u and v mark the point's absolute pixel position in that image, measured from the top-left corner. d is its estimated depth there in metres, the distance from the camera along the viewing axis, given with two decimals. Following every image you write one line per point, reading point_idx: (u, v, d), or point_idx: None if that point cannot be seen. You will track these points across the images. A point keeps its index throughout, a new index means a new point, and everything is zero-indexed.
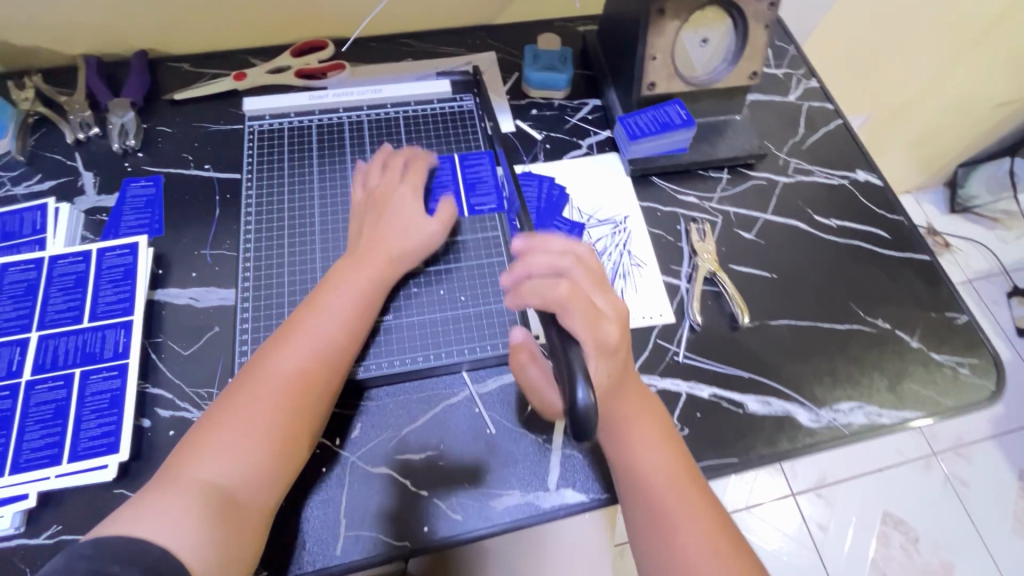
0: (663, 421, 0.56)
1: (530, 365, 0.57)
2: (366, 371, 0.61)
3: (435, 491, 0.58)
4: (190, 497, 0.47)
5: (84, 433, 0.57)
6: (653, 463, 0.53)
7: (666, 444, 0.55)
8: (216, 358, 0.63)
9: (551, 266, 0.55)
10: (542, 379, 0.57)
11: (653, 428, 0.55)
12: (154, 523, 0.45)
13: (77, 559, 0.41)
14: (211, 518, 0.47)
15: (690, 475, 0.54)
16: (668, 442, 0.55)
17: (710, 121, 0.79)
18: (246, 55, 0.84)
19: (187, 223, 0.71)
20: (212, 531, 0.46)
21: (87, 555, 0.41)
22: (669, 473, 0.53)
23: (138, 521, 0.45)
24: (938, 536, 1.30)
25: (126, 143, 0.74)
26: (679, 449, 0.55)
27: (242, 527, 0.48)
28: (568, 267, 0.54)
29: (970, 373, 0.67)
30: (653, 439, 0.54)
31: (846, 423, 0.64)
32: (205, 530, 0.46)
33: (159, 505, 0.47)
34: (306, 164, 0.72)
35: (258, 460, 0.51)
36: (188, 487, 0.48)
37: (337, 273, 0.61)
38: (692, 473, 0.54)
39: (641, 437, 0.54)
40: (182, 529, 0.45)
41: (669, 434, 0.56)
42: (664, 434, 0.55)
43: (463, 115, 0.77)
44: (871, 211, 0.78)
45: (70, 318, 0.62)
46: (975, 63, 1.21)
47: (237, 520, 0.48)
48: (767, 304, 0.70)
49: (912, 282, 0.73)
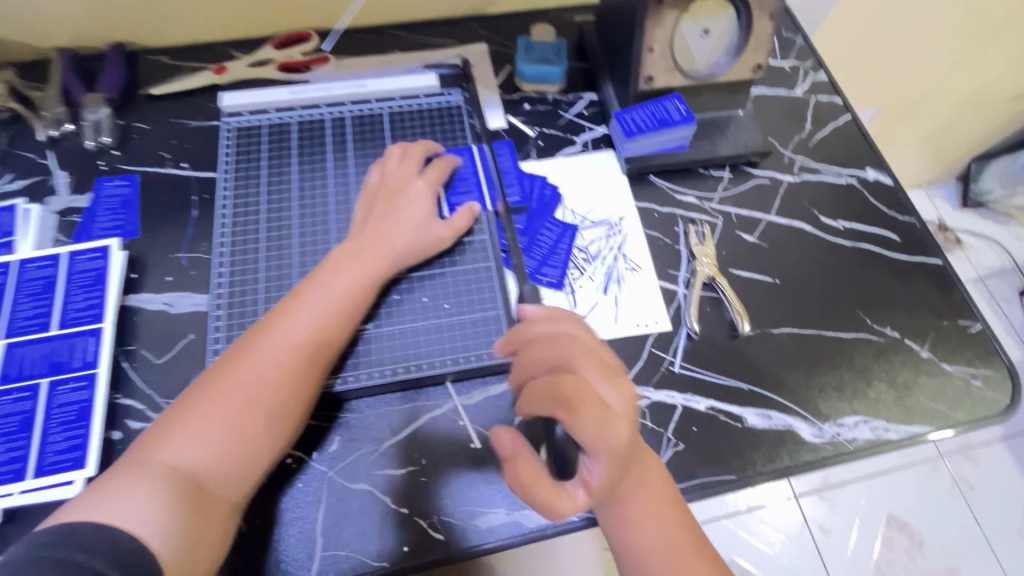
0: (666, 481, 0.52)
1: (536, 479, 0.48)
2: (345, 382, 0.58)
3: (417, 510, 0.55)
4: (156, 482, 0.45)
5: (50, 447, 0.54)
6: (652, 534, 0.50)
7: (669, 514, 0.50)
8: (190, 367, 0.60)
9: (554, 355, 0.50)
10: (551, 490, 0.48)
11: (654, 500, 0.50)
12: (117, 505, 0.43)
13: (37, 547, 0.38)
14: (177, 504, 0.44)
15: (692, 539, 0.50)
16: (671, 510, 0.51)
17: (711, 117, 0.76)
18: (227, 48, 0.81)
19: (164, 225, 0.68)
20: (178, 518, 0.44)
21: (48, 542, 0.38)
22: (667, 544, 0.50)
23: (102, 503, 0.43)
24: (944, 540, 1.27)
25: (101, 139, 0.72)
26: (683, 515, 0.51)
27: (211, 517, 0.46)
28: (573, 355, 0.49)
29: (984, 386, 0.64)
30: (654, 513, 0.50)
31: (850, 438, 0.61)
32: (170, 516, 0.44)
33: (124, 486, 0.44)
34: (285, 163, 0.69)
35: (230, 450, 0.48)
36: (155, 471, 0.45)
37: (331, 263, 0.58)
38: (695, 537, 0.51)
39: (640, 514, 0.50)
40: (147, 514, 0.43)
41: (672, 500, 0.51)
42: (664, 496, 0.51)
43: (451, 111, 0.74)
44: (881, 212, 0.74)
45: (37, 326, 0.59)
46: (992, 53, 1.16)
47: (205, 509, 0.46)
48: (768, 310, 0.67)
49: (923, 288, 0.69)
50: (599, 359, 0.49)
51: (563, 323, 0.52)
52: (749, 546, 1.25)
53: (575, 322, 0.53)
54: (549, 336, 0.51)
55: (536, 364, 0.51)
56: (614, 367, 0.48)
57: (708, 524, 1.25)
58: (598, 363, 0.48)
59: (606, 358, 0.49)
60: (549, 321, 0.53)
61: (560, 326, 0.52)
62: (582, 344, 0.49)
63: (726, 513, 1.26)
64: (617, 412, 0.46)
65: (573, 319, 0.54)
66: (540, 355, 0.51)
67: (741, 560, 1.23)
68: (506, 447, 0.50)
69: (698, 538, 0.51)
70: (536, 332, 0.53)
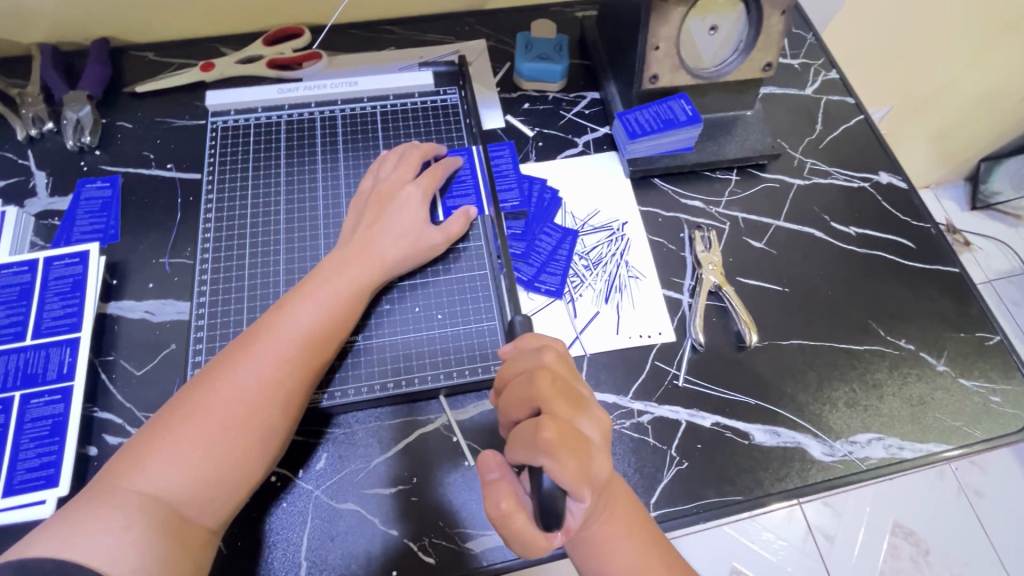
0: (635, 506, 0.50)
1: (516, 511, 0.44)
2: (332, 397, 0.55)
3: (406, 531, 0.53)
4: (131, 513, 0.42)
5: (21, 464, 0.51)
6: (622, 561, 0.48)
7: (637, 534, 0.49)
8: (171, 379, 0.58)
9: (527, 397, 0.45)
10: (529, 524, 0.44)
11: (621, 522, 0.48)
12: (90, 541, 0.40)
13: None
14: (154, 536, 0.41)
15: (664, 561, 0.49)
16: (638, 529, 0.49)
17: (718, 118, 0.73)
18: (216, 44, 0.78)
19: (148, 229, 0.65)
20: (153, 554, 0.41)
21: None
22: (642, 563, 0.48)
23: (71, 538, 0.40)
24: (950, 550, 1.22)
25: (82, 140, 0.69)
26: (650, 530, 0.50)
27: (191, 547, 0.43)
28: (546, 397, 0.44)
29: (1002, 402, 0.61)
30: (622, 535, 0.48)
31: (863, 457, 0.58)
32: (145, 551, 0.41)
33: (95, 519, 0.41)
34: (273, 165, 0.66)
35: (210, 476, 0.45)
36: (129, 500, 0.42)
37: (319, 273, 0.55)
38: (666, 558, 0.49)
39: (609, 539, 0.48)
40: (122, 550, 0.40)
41: (637, 516, 0.49)
42: (634, 520, 0.49)
43: (446, 110, 0.71)
44: (894, 217, 0.71)
45: (12, 335, 0.56)
46: (1007, 53, 1.12)
47: (184, 539, 0.43)
48: (777, 321, 0.64)
49: (939, 298, 0.66)
50: (568, 391, 0.45)
51: (541, 356, 0.47)
52: (751, 553, 1.21)
53: (555, 351, 0.48)
54: (528, 375, 0.46)
55: (517, 406, 0.46)
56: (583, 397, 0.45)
57: (705, 532, 1.22)
58: (567, 394, 0.45)
59: (572, 387, 0.46)
60: (528, 355, 0.48)
61: (539, 359, 0.47)
62: (551, 377, 0.45)
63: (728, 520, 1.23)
64: (594, 445, 0.44)
65: (555, 347, 0.49)
66: (518, 397, 0.46)
67: (741, 566, 1.19)
68: (489, 473, 0.45)
69: (668, 550, 0.50)
70: (515, 368, 0.48)
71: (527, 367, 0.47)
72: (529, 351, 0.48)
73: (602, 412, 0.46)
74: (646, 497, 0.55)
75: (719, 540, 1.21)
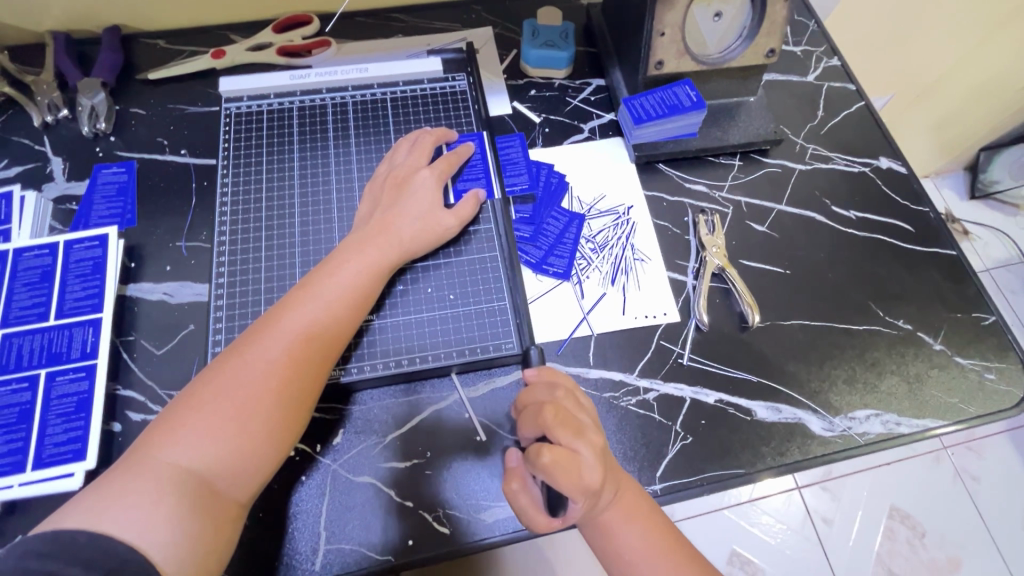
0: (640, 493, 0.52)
1: (522, 491, 0.47)
2: (348, 374, 0.57)
3: (421, 503, 0.54)
4: (162, 487, 0.43)
5: (48, 438, 0.53)
6: (628, 539, 0.50)
7: (644, 519, 0.50)
8: (191, 358, 0.60)
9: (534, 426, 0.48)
10: (532, 507, 0.47)
11: (631, 510, 0.50)
12: (122, 514, 0.42)
13: (31, 558, 0.37)
14: (185, 509, 0.43)
15: (667, 535, 0.51)
16: (645, 516, 0.51)
17: (722, 104, 0.74)
18: (226, 31, 0.79)
19: (163, 214, 0.67)
20: (184, 524, 0.43)
21: (44, 551, 0.37)
22: (647, 546, 0.50)
23: (102, 511, 0.42)
24: (946, 531, 1.24)
25: (97, 126, 0.70)
26: (657, 517, 0.51)
27: (221, 519, 0.45)
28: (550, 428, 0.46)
29: (997, 379, 0.63)
30: (632, 519, 0.50)
31: (861, 432, 0.60)
32: (176, 522, 0.43)
33: (127, 492, 0.43)
34: (285, 150, 0.67)
35: (240, 450, 0.47)
36: (161, 474, 0.44)
37: (339, 254, 0.57)
38: (668, 531, 0.51)
39: (618, 524, 0.50)
40: (152, 523, 0.42)
41: (645, 503, 0.51)
42: (641, 507, 0.51)
43: (455, 96, 0.72)
44: (894, 202, 0.72)
45: (35, 316, 0.58)
46: (1006, 44, 1.13)
47: (214, 512, 0.45)
48: (779, 303, 0.65)
49: (936, 280, 0.68)
50: (570, 419, 0.47)
51: (553, 391, 0.51)
52: (751, 536, 1.23)
53: (565, 388, 0.52)
54: (538, 404, 0.49)
55: (527, 429, 0.49)
56: (584, 425, 0.47)
57: (705, 515, 1.24)
58: (567, 423, 0.47)
59: (576, 416, 0.48)
60: (542, 389, 0.51)
61: (551, 395, 0.50)
62: (555, 408, 0.47)
63: (728, 504, 1.25)
64: (588, 461, 0.45)
65: (566, 385, 0.52)
66: (528, 421, 0.49)
67: (741, 550, 1.22)
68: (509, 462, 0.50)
69: (672, 535, 0.51)
70: (530, 398, 0.51)
71: (536, 397, 0.51)
72: (541, 386, 0.52)
73: (598, 437, 0.48)
74: (652, 470, 0.57)
75: (720, 524, 1.24)
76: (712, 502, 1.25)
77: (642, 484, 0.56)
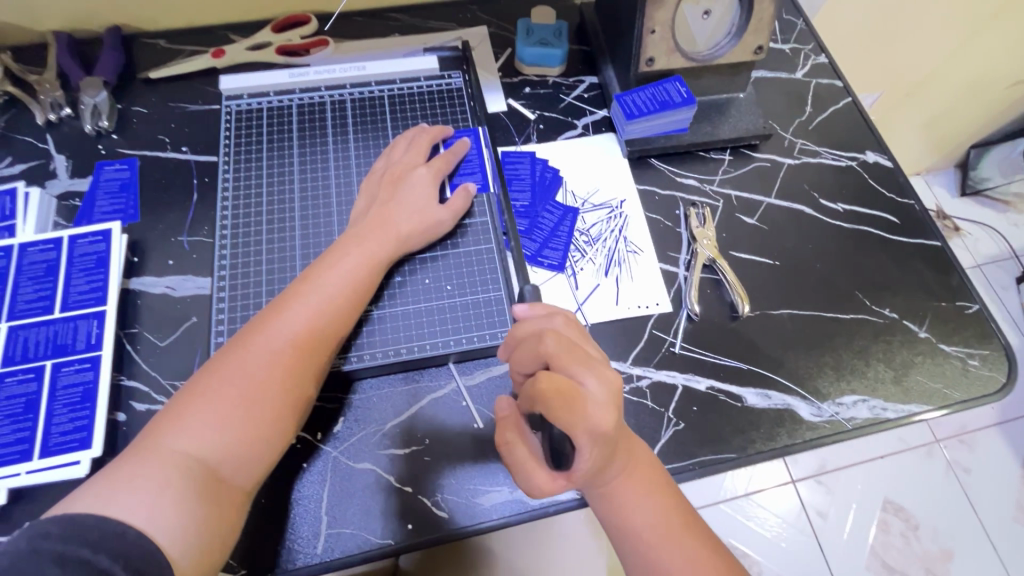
0: (656, 471, 0.53)
1: (518, 443, 0.50)
2: (349, 363, 0.58)
3: (420, 488, 0.56)
4: (168, 473, 0.45)
5: (55, 427, 0.54)
6: (640, 515, 0.51)
7: (654, 490, 0.52)
8: (194, 350, 0.61)
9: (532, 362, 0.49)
10: (530, 459, 0.49)
11: (640, 483, 0.52)
12: (128, 499, 0.43)
13: (40, 539, 0.38)
14: (190, 495, 0.44)
15: (681, 515, 0.52)
16: (656, 489, 0.52)
17: (712, 100, 0.76)
18: (226, 31, 0.80)
19: (165, 209, 0.68)
20: (190, 510, 0.44)
21: (54, 533, 0.38)
22: (661, 522, 0.51)
23: (110, 497, 0.43)
24: (939, 523, 1.26)
25: (99, 123, 0.71)
26: (667, 491, 0.53)
27: (225, 505, 0.46)
28: (551, 356, 0.48)
29: (980, 365, 0.65)
30: (642, 493, 0.52)
31: (849, 417, 0.61)
32: (182, 508, 0.44)
33: (135, 478, 0.44)
34: (285, 146, 0.69)
35: (244, 438, 0.48)
36: (167, 461, 0.45)
37: (339, 248, 0.58)
38: (682, 512, 0.53)
39: (627, 495, 0.51)
40: (159, 509, 0.43)
41: (656, 475, 0.53)
42: (654, 484, 0.52)
43: (451, 93, 0.74)
44: (881, 194, 0.74)
45: (40, 309, 0.59)
46: (992, 42, 1.15)
47: (219, 498, 0.46)
48: (769, 293, 0.67)
49: (922, 270, 0.70)
50: (575, 349, 0.48)
51: (553, 321, 0.52)
52: (748, 530, 1.25)
53: (565, 318, 0.53)
54: (538, 336, 0.50)
55: (523, 363, 0.50)
56: (592, 357, 0.48)
57: (701, 508, 1.26)
58: (571, 351, 0.48)
59: (581, 347, 0.49)
60: (540, 320, 0.53)
61: (551, 323, 0.52)
62: (558, 336, 0.49)
63: (724, 498, 1.27)
64: (592, 395, 0.46)
65: (564, 315, 0.54)
66: (526, 354, 0.50)
67: (737, 543, 1.23)
68: (501, 411, 0.51)
69: (688, 516, 0.53)
70: (525, 329, 0.52)
71: (534, 324, 0.52)
72: (533, 321, 0.52)
73: (611, 373, 0.48)
74: None
75: (716, 518, 1.25)
76: (708, 496, 1.27)
77: None
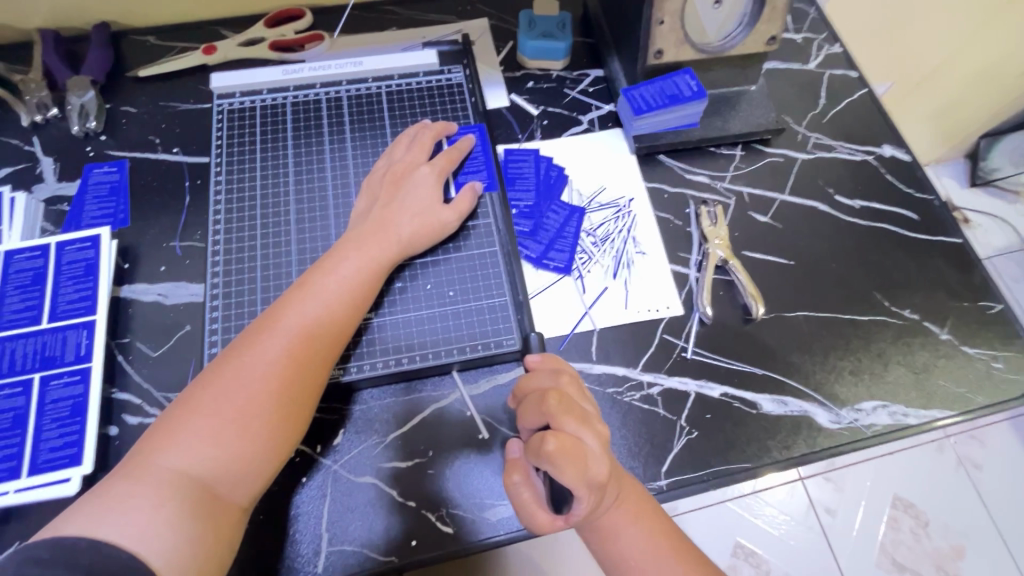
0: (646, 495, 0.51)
1: (524, 484, 0.47)
2: (348, 373, 0.56)
3: (423, 502, 0.54)
4: (161, 492, 0.43)
5: (44, 443, 0.52)
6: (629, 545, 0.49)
7: (646, 518, 0.50)
8: (188, 360, 0.59)
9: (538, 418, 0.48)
10: (535, 501, 0.47)
11: (632, 511, 0.49)
12: (120, 519, 0.41)
13: (28, 565, 0.36)
14: (184, 514, 0.42)
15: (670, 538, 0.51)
16: (648, 516, 0.50)
17: (722, 93, 0.73)
18: (217, 26, 0.78)
19: (157, 213, 0.65)
20: (184, 531, 0.42)
21: (44, 558, 0.36)
22: (650, 548, 0.50)
23: (100, 517, 0.41)
24: (951, 520, 1.23)
25: (87, 124, 0.69)
26: (658, 515, 0.51)
27: (221, 523, 0.44)
28: (554, 417, 0.46)
29: (1004, 368, 0.62)
30: (633, 521, 0.49)
31: (868, 423, 0.59)
32: (175, 529, 0.42)
33: (125, 498, 0.42)
34: (280, 146, 0.66)
35: (240, 455, 0.46)
36: (160, 479, 0.43)
37: (338, 252, 0.56)
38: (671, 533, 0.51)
39: (618, 527, 0.49)
40: (152, 529, 0.41)
41: (646, 503, 0.50)
42: (645, 511, 0.50)
43: (451, 88, 0.71)
44: (898, 190, 0.72)
45: (28, 319, 0.57)
46: (1008, 27, 1.12)
47: (216, 516, 0.44)
48: (784, 294, 0.65)
49: (943, 269, 0.67)
50: (573, 407, 0.47)
51: (557, 378, 0.51)
52: (754, 528, 1.23)
53: (569, 375, 0.52)
54: (540, 394, 0.48)
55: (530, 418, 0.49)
56: (587, 414, 0.47)
57: (709, 507, 1.24)
58: (571, 410, 0.46)
59: (579, 404, 0.48)
60: (544, 375, 0.51)
61: (554, 381, 0.50)
62: (558, 394, 0.47)
63: (731, 496, 1.25)
64: (593, 452, 0.44)
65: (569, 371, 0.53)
66: (530, 409, 0.49)
67: (745, 542, 1.22)
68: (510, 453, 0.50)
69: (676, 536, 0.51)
70: (531, 386, 0.51)
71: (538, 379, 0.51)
72: (539, 374, 0.51)
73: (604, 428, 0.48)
74: (657, 465, 0.56)
75: (723, 518, 1.24)
76: (714, 496, 1.25)
77: (648, 480, 0.55)
